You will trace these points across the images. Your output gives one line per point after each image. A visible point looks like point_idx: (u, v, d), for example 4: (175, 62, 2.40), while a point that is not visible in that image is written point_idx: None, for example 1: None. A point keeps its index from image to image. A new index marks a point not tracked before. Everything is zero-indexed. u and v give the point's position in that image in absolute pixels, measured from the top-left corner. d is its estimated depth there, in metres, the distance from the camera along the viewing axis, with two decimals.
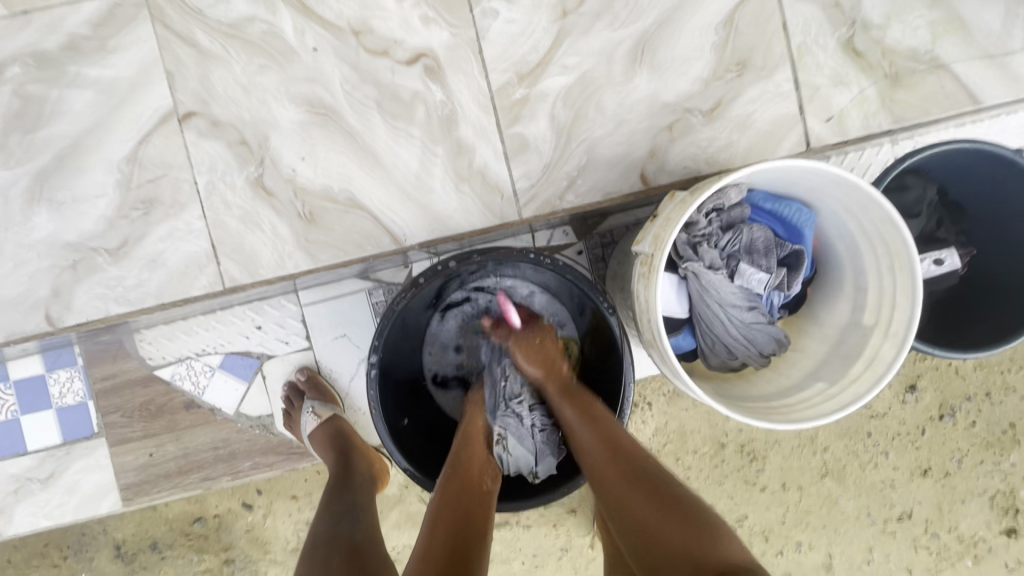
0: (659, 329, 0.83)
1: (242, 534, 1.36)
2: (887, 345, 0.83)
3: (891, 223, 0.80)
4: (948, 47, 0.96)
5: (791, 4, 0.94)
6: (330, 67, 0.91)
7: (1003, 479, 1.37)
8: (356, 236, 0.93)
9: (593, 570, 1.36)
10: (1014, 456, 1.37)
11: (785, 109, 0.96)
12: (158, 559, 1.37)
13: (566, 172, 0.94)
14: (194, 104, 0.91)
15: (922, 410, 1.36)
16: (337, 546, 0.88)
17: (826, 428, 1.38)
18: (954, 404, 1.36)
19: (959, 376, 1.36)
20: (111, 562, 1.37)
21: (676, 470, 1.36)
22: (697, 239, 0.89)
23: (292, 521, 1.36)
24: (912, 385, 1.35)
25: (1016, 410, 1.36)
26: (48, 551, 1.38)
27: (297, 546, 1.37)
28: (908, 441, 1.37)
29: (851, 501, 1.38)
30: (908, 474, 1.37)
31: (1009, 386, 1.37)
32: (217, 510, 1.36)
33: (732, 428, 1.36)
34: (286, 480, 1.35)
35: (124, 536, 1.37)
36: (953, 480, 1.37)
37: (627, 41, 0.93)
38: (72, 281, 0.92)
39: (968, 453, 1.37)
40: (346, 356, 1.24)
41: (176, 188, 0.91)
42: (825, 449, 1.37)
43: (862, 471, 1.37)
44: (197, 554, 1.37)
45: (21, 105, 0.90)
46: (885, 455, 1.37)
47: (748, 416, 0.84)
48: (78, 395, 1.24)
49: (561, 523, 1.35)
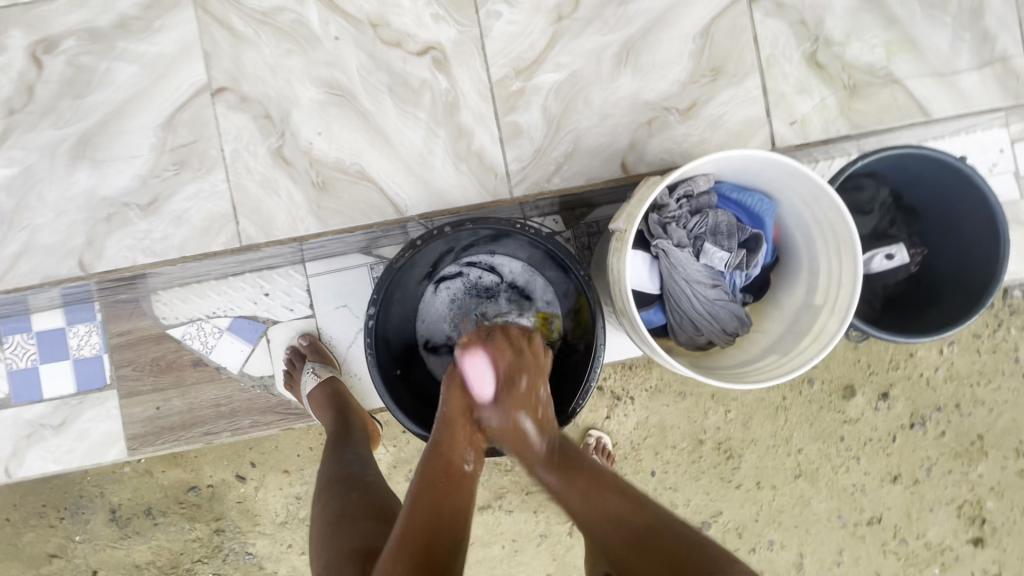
0: (628, 298, 0.92)
1: (234, 504, 1.47)
2: (831, 320, 0.93)
3: (837, 211, 0.90)
4: (900, 64, 1.08)
5: (761, 20, 1.06)
6: (349, 54, 1.03)
7: (970, 488, 1.45)
8: (362, 205, 1.03)
9: (571, 557, 1.45)
10: (981, 467, 1.45)
11: (754, 112, 1.07)
12: (152, 525, 1.47)
13: (554, 157, 1.05)
14: (225, 80, 1.02)
15: (894, 418, 1.44)
16: (351, 485, 1.01)
17: (803, 430, 1.45)
18: (925, 413, 1.44)
19: (930, 388, 1.44)
20: (105, 524, 1.48)
21: (656, 463, 1.44)
22: (667, 220, 0.99)
23: (282, 494, 1.47)
24: (885, 394, 1.43)
25: (985, 422, 1.44)
26: (45, 511, 1.48)
27: (285, 519, 1.48)
28: (880, 447, 1.45)
29: (822, 502, 1.45)
30: (878, 480, 1.45)
31: (979, 400, 1.44)
32: (211, 480, 1.47)
33: (710, 426, 1.43)
34: (280, 453, 1.47)
35: (119, 500, 1.47)
36: (922, 487, 1.45)
37: (614, 45, 1.05)
38: (105, 232, 1.02)
39: (937, 462, 1.45)
40: (346, 325, 1.33)
41: (204, 154, 1.02)
42: (799, 450, 1.44)
43: (835, 475, 1.45)
44: (188, 522, 1.48)
45: (73, 74, 1.01)
46: (857, 459, 1.45)
47: (706, 379, 0.93)
48: (95, 347, 1.32)
49: (542, 509, 1.45)
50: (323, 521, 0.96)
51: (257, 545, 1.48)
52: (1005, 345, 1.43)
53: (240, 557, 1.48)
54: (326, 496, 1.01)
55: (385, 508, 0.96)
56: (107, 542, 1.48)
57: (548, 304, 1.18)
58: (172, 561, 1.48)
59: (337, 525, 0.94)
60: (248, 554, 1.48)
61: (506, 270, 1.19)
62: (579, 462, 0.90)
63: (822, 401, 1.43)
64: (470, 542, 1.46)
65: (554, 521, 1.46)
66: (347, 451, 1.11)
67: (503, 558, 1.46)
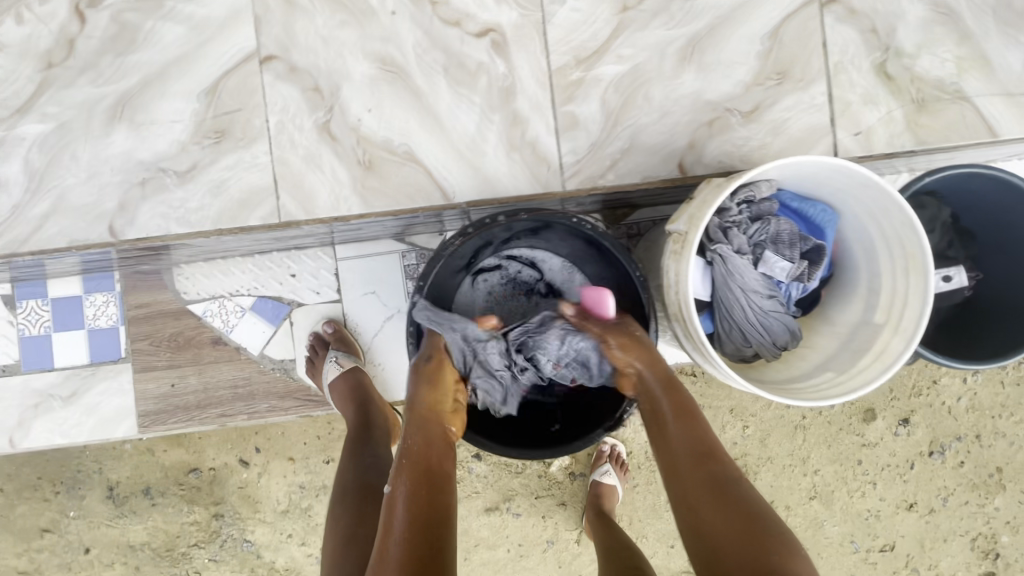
0: (687, 302, 0.87)
1: (236, 490, 1.39)
2: (896, 340, 0.89)
3: (910, 226, 0.86)
4: (971, 82, 1.04)
5: (832, 26, 1.03)
6: (405, 30, 0.99)
7: (986, 522, 1.37)
8: (408, 188, 1.00)
9: (578, 565, 1.36)
10: (998, 500, 1.37)
11: (818, 120, 1.03)
12: (149, 505, 1.39)
13: (610, 153, 1.01)
14: (275, 48, 0.98)
15: (913, 444, 1.36)
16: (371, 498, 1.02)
17: (820, 450, 1.37)
18: (944, 441, 1.36)
19: (951, 416, 1.35)
20: (100, 501, 1.39)
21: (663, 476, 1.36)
22: (728, 225, 0.95)
23: (285, 483, 1.40)
24: (904, 419, 1.35)
25: (1004, 454, 1.37)
26: (41, 484, 1.40)
27: (287, 508, 1.40)
28: (897, 473, 1.36)
29: (834, 526, 1.38)
30: (893, 507, 1.37)
31: (1000, 431, 1.36)
32: (213, 463, 1.39)
33: (727, 440, 1.36)
34: (286, 440, 1.39)
35: (118, 477, 1.40)
36: (938, 517, 1.37)
37: (679, 40, 1.01)
38: (139, 198, 0.98)
39: (955, 492, 1.37)
40: (373, 313, 1.26)
41: (247, 123, 0.98)
42: (815, 471, 1.36)
43: (850, 498, 1.37)
44: (187, 505, 1.40)
45: (117, 31, 0.96)
46: (873, 484, 1.37)
47: (765, 392, 0.89)
48: (111, 319, 1.26)
49: (550, 515, 1.35)
50: (338, 533, 0.99)
51: (257, 533, 1.40)
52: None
53: (237, 544, 1.40)
54: (342, 507, 1.03)
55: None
56: (101, 520, 1.40)
57: None
58: (167, 544, 1.40)
59: (347, 544, 0.97)
60: (246, 542, 1.40)
61: (547, 268, 1.12)
62: (670, 387, 0.84)
63: (841, 423, 1.35)
64: (475, 543, 1.35)
65: (562, 528, 1.36)
66: (367, 454, 1.09)
67: (507, 561, 1.36)
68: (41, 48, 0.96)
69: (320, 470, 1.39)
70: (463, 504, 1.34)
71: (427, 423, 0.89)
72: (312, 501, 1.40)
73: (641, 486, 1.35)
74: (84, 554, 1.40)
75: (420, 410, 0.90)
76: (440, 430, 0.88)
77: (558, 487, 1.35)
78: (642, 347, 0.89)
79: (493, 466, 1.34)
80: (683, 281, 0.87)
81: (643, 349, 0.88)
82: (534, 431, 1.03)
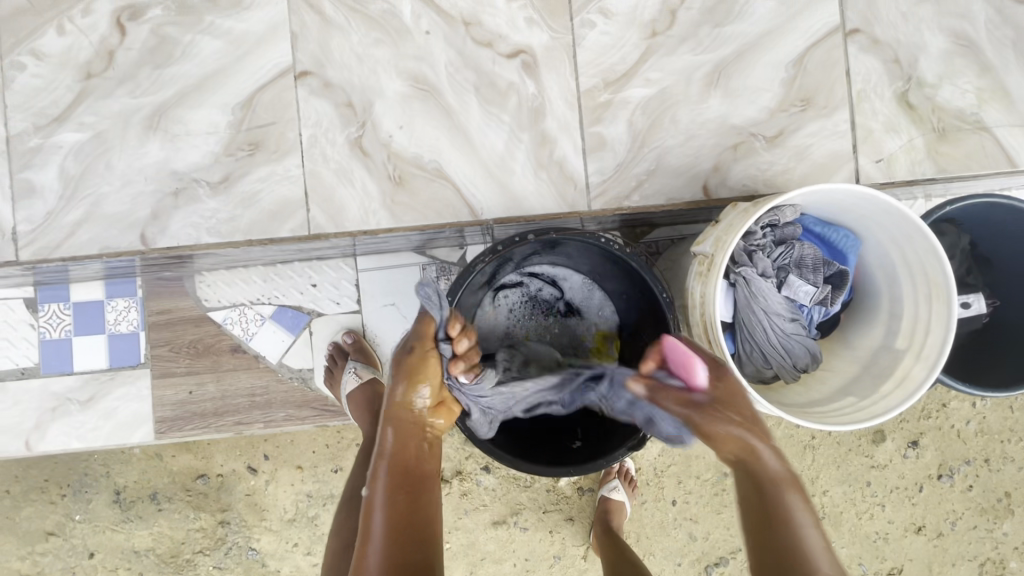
0: (715, 325, 0.88)
1: (242, 497, 1.32)
2: (918, 366, 0.90)
3: (934, 256, 0.87)
4: (991, 113, 1.06)
5: (856, 55, 1.05)
6: (438, 50, 1.01)
7: (994, 547, 1.37)
8: (437, 204, 1.01)
9: None
10: (1007, 526, 1.37)
11: (841, 146, 1.05)
12: (155, 510, 1.32)
13: (636, 173, 1.03)
14: (310, 64, 1.00)
15: (922, 467, 1.36)
16: None
17: (830, 471, 1.36)
18: (953, 465, 1.36)
19: (961, 440, 1.36)
20: (107, 506, 1.32)
21: (676, 494, 1.34)
22: (753, 248, 0.96)
23: (293, 492, 1.33)
24: (914, 442, 1.35)
25: (1013, 479, 1.37)
26: (46, 487, 1.33)
27: (294, 517, 1.33)
28: (907, 495, 1.36)
29: (842, 548, 1.37)
30: (901, 530, 1.37)
31: (1009, 456, 1.37)
32: (221, 469, 1.32)
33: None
34: (295, 447, 1.33)
35: (125, 482, 1.33)
36: (946, 541, 1.37)
37: (706, 66, 1.03)
38: (171, 207, 1.01)
39: (963, 517, 1.37)
40: (393, 325, 1.19)
41: (280, 136, 1.01)
42: (824, 492, 1.36)
43: (858, 520, 1.37)
44: (193, 511, 1.33)
45: (157, 44, 1.00)
46: (882, 506, 1.36)
47: (791, 417, 0.89)
48: (132, 324, 1.18)
49: (557, 530, 1.34)
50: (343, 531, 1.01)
51: (262, 542, 1.33)
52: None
53: (243, 552, 1.33)
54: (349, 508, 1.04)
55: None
56: (106, 524, 1.33)
57: (605, 320, 1.11)
58: (172, 551, 1.33)
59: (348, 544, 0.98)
60: (251, 550, 1.33)
61: (567, 286, 1.11)
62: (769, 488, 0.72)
63: (851, 445, 1.35)
64: (481, 558, 1.34)
65: (569, 544, 1.35)
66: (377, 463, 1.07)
67: None
68: (81, 59, 1.00)
69: (328, 479, 1.33)
70: (471, 517, 1.33)
71: (404, 423, 0.84)
72: (320, 510, 1.33)
73: (649, 503, 1.34)
74: (87, 559, 1.33)
75: (396, 413, 0.85)
76: (417, 430, 0.84)
77: (566, 502, 1.34)
78: (744, 423, 0.76)
79: (502, 479, 1.33)
80: (710, 302, 0.88)
81: (738, 420, 0.76)
82: (555, 448, 1.02)
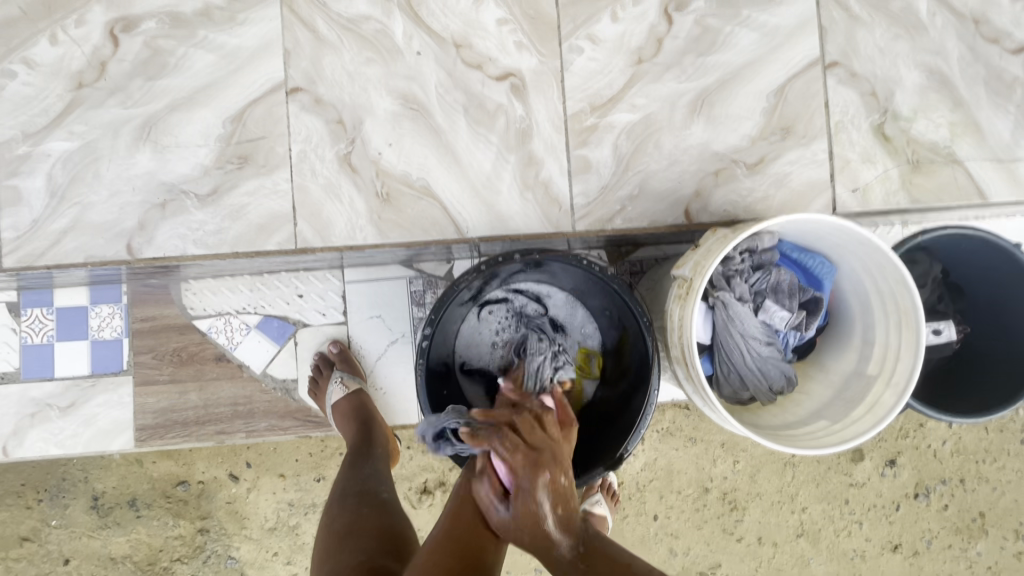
0: (690, 346, 0.90)
1: (223, 504, 1.32)
2: (888, 392, 0.92)
3: (904, 285, 0.89)
4: (963, 146, 1.10)
5: (834, 87, 1.08)
6: (428, 70, 1.03)
7: (968, 566, 1.39)
8: (423, 222, 1.03)
9: None
10: (981, 545, 1.39)
11: (818, 175, 1.08)
12: (134, 517, 1.31)
13: (619, 197, 1.05)
14: (302, 80, 1.02)
15: (899, 486, 1.38)
16: (368, 500, 0.92)
17: (810, 488, 1.38)
18: (930, 484, 1.38)
19: (936, 459, 1.38)
20: (85, 512, 1.31)
21: (657, 508, 1.36)
22: (731, 273, 0.99)
23: (274, 500, 1.32)
24: (892, 461, 1.38)
25: (987, 500, 1.39)
26: (23, 491, 1.31)
27: (275, 526, 1.33)
28: (883, 513, 1.38)
29: (821, 565, 1.38)
30: (878, 548, 1.39)
31: (984, 477, 1.39)
32: (202, 476, 1.32)
33: (718, 475, 1.36)
34: (278, 456, 1.32)
35: (104, 488, 1.32)
36: (921, 559, 1.39)
37: (690, 94, 1.06)
38: (158, 218, 1.02)
39: (938, 535, 1.39)
40: (378, 337, 1.18)
41: (270, 151, 1.02)
42: (803, 509, 1.37)
43: (836, 538, 1.38)
44: (173, 519, 1.32)
45: (149, 55, 1.01)
46: (859, 524, 1.38)
47: (764, 439, 0.91)
48: (116, 331, 1.16)
49: None
50: (332, 534, 0.87)
51: (242, 550, 1.32)
52: (1013, 426, 1.39)
53: (222, 561, 1.32)
54: (339, 508, 0.92)
55: (396, 530, 0.87)
56: (83, 530, 1.31)
57: (587, 337, 1.12)
58: (149, 558, 1.31)
59: (344, 538, 0.85)
60: (229, 559, 1.32)
61: (552, 303, 1.11)
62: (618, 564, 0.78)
63: (830, 462, 1.37)
64: None
65: None
66: (368, 466, 0.99)
67: None
68: (73, 68, 1.01)
69: (311, 488, 1.32)
70: None
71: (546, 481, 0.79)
72: (302, 520, 1.33)
73: (630, 517, 1.35)
74: (62, 565, 1.31)
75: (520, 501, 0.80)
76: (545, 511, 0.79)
77: None
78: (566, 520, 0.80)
79: None
80: (687, 325, 0.90)
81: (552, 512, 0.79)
82: None
